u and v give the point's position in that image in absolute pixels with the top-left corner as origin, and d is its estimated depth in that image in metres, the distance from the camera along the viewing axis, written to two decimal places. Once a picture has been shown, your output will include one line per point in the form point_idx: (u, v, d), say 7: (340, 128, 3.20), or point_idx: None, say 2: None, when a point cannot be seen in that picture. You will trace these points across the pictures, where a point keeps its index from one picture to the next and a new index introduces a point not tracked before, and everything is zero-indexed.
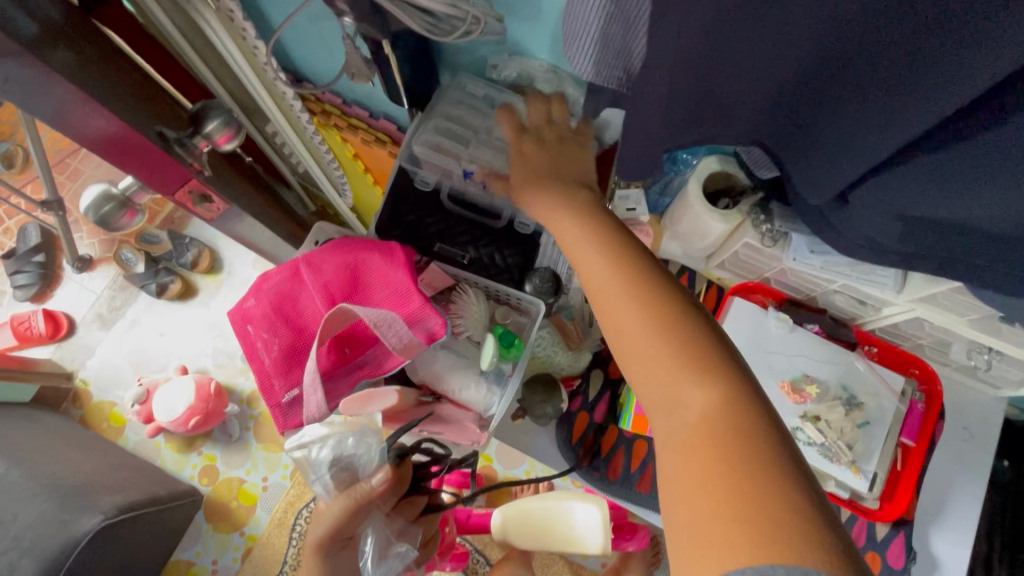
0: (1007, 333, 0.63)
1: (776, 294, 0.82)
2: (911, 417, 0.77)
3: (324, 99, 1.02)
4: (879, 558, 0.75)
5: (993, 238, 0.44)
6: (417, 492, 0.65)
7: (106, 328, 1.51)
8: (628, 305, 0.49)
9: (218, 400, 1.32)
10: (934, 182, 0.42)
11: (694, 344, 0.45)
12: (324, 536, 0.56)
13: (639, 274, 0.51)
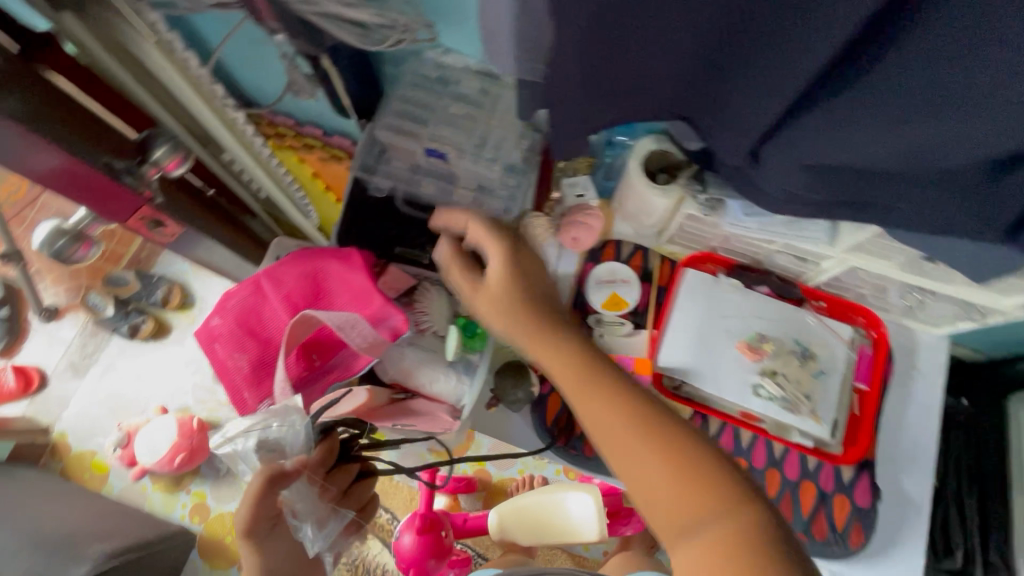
0: (931, 271, 0.69)
1: (725, 262, 0.86)
2: (861, 362, 0.82)
3: (277, 122, 1.03)
4: (847, 500, 0.77)
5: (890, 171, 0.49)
6: (350, 461, 0.64)
7: (80, 376, 1.49)
8: (641, 447, 0.51)
9: (202, 436, 1.33)
10: (834, 124, 0.47)
11: (692, 461, 0.49)
12: (244, 522, 0.58)
13: (637, 410, 0.53)
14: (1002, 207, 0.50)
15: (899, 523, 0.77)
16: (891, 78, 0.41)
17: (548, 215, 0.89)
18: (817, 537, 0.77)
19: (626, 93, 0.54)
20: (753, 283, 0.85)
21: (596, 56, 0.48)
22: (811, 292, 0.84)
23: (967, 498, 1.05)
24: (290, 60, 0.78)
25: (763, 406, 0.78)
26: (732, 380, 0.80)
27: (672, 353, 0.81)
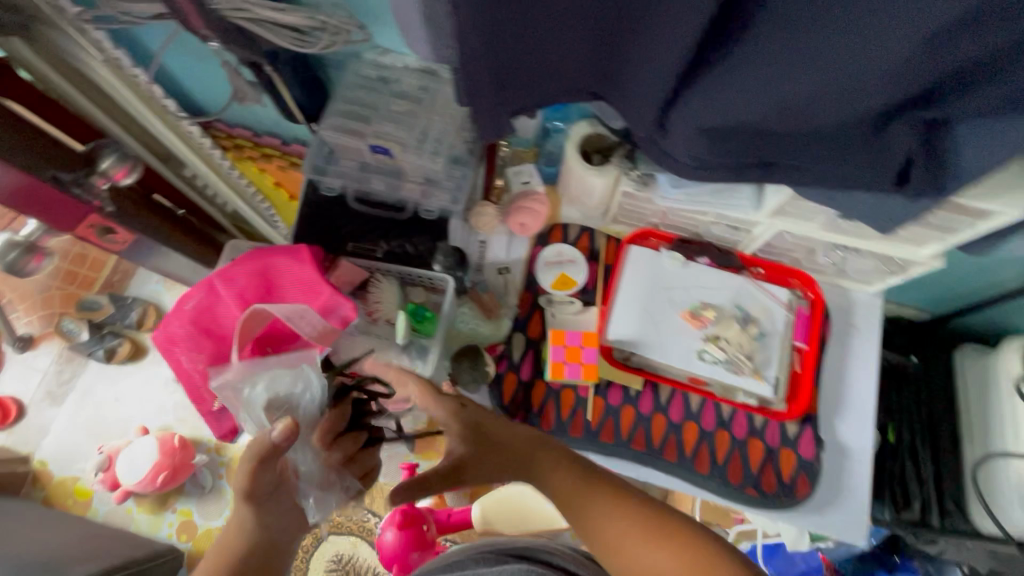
0: (847, 228, 0.73)
1: (666, 237, 0.90)
2: (799, 322, 0.86)
3: (235, 133, 1.04)
4: (793, 454, 0.81)
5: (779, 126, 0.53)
6: (359, 429, 0.66)
7: (58, 404, 1.49)
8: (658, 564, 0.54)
9: (184, 452, 1.34)
10: (721, 84, 0.51)
11: (688, 549, 0.54)
12: (243, 487, 0.54)
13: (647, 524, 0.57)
14: (885, 159, 0.55)
15: (841, 471, 0.82)
16: (761, 37, 0.47)
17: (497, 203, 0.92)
18: (767, 490, 0.80)
19: (537, 75, 0.58)
20: (695, 255, 0.89)
21: (500, 39, 0.53)
22: (749, 260, 0.89)
23: (921, 451, 1.10)
24: (233, 68, 0.81)
25: (707, 369, 0.82)
26: (676, 347, 0.84)
27: (620, 326, 0.85)
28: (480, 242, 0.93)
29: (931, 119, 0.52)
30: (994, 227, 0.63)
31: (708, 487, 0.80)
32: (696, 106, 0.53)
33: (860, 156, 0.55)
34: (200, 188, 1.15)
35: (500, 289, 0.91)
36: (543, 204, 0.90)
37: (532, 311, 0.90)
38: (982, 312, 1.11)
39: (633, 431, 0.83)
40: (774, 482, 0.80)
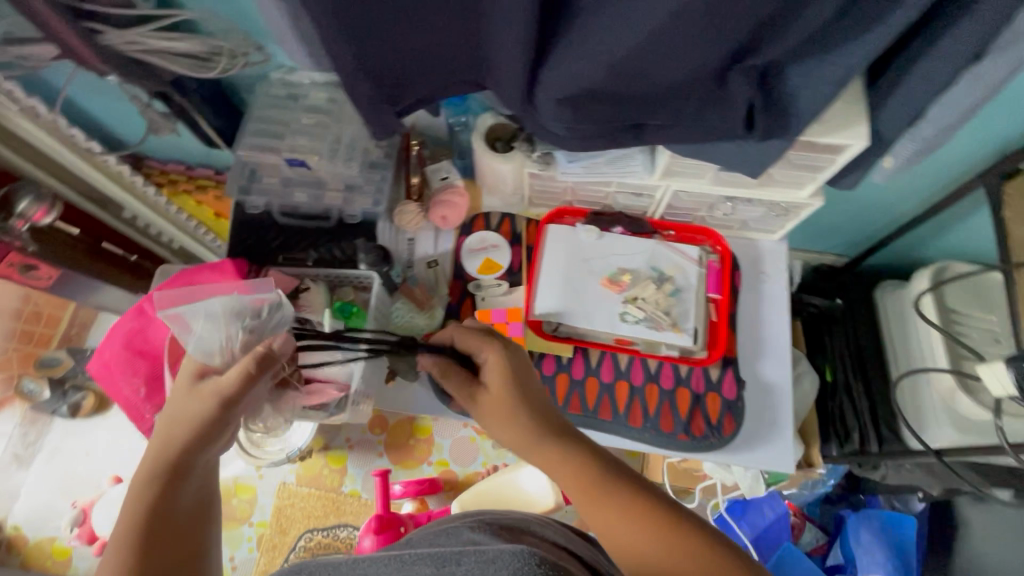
0: (730, 179, 0.80)
1: (580, 213, 0.95)
2: (711, 275, 0.92)
3: (170, 170, 1.09)
4: (718, 396, 0.86)
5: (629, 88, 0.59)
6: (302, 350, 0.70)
7: (26, 466, 1.48)
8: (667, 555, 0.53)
9: None
10: (567, 57, 0.56)
11: (669, 526, 0.55)
12: (230, 390, 0.60)
13: (660, 521, 0.55)
14: (730, 108, 0.61)
15: (767, 406, 0.87)
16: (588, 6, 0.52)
17: (419, 201, 0.96)
18: (697, 434, 0.85)
19: (413, 74, 0.63)
20: (609, 225, 0.94)
21: (366, 45, 0.58)
22: (659, 223, 0.95)
23: (855, 385, 1.17)
24: (142, 101, 0.84)
25: (629, 329, 0.87)
26: (599, 313, 0.88)
27: (546, 300, 0.89)
28: (408, 239, 0.98)
29: (759, 66, 0.58)
30: (848, 159, 0.70)
31: (644, 438, 0.85)
32: (552, 81, 0.59)
33: (708, 108, 0.62)
34: (143, 229, 1.17)
35: (431, 280, 0.96)
36: (463, 197, 0.94)
37: (463, 297, 0.95)
38: (892, 246, 1.19)
39: (568, 396, 0.88)
40: (703, 425, 0.85)
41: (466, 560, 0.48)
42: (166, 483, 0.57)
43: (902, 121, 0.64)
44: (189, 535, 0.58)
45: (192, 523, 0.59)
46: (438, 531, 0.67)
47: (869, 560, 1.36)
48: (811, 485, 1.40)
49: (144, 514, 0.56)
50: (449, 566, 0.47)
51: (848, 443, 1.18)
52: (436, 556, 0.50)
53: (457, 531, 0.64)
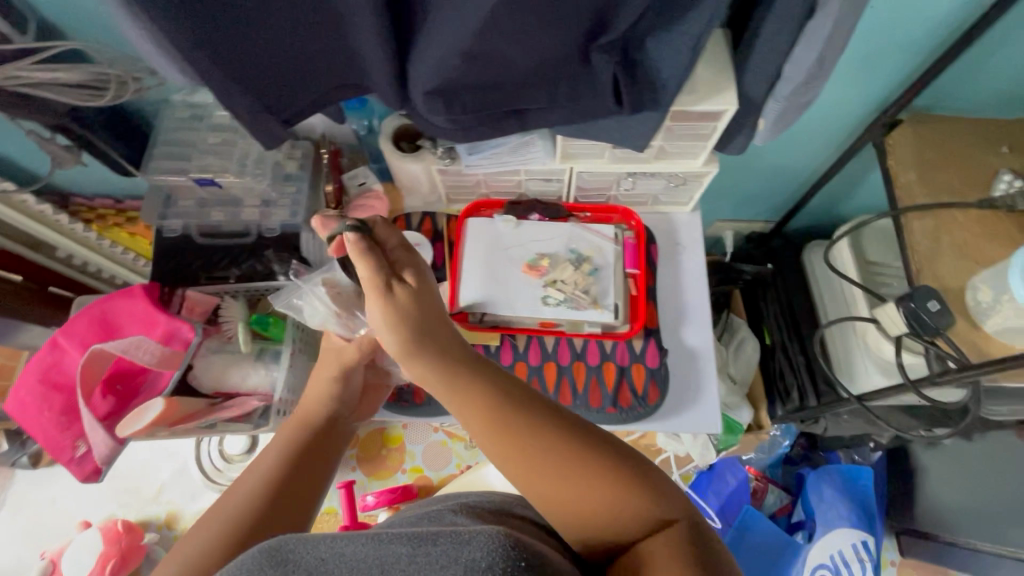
0: (626, 156, 0.82)
1: (496, 204, 0.97)
2: (628, 250, 0.94)
3: (98, 206, 1.12)
4: (642, 367, 0.89)
5: (496, 71, 0.60)
6: None
7: None
8: (558, 476, 0.51)
9: (129, 536, 1.51)
10: (425, 51, 0.57)
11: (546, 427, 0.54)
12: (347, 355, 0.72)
13: (538, 425, 0.54)
14: (598, 85, 0.64)
15: (691, 370, 0.90)
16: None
17: (338, 208, 0.97)
18: (624, 405, 0.88)
19: (288, 81, 0.65)
20: (526, 213, 0.95)
21: (231, 61, 0.60)
22: (574, 207, 0.97)
23: (791, 344, 1.22)
24: (44, 137, 0.84)
25: (553, 311, 0.88)
26: (522, 299, 0.89)
27: (469, 291, 0.90)
28: None
29: (616, 42, 0.61)
30: (727, 124, 0.73)
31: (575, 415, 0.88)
32: (418, 74, 0.60)
33: (579, 86, 0.65)
34: (76, 263, 1.24)
35: None
36: (380, 200, 0.97)
37: None
38: (812, 205, 1.23)
39: None
40: (630, 396, 0.88)
41: (444, 540, 0.34)
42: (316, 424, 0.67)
43: (765, 81, 0.67)
44: (316, 469, 0.63)
45: (326, 460, 0.65)
46: (421, 514, 0.62)
47: (833, 513, 1.38)
48: (768, 448, 1.49)
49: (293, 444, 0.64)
50: (423, 547, 0.34)
51: (790, 400, 1.22)
52: (411, 532, 0.35)
53: (440, 514, 0.60)
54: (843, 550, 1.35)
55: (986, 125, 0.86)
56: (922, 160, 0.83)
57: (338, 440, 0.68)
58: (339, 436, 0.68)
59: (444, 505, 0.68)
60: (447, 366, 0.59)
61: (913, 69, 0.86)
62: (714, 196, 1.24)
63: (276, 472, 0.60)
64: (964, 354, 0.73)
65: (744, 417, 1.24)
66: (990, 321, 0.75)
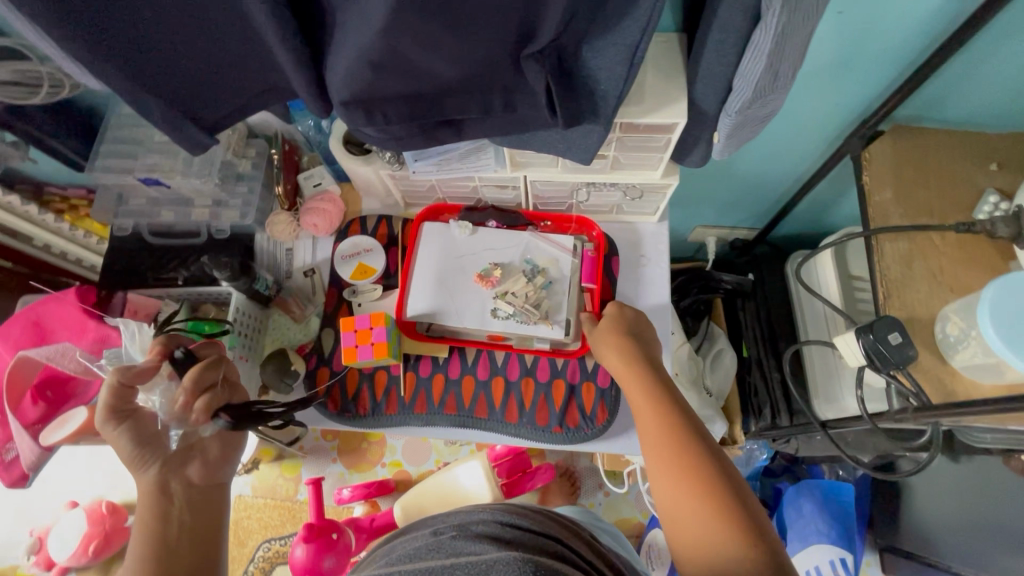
0: (579, 166, 0.78)
1: (454, 209, 0.93)
2: (586, 264, 0.88)
3: (70, 195, 1.15)
4: (592, 384, 0.86)
5: (415, 77, 0.56)
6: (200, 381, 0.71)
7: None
8: (686, 478, 0.61)
9: (113, 518, 1.55)
10: (338, 58, 0.54)
11: (685, 437, 0.65)
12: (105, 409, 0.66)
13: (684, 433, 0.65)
14: (532, 95, 0.60)
15: None
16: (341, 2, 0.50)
17: (292, 210, 0.95)
18: (571, 425, 0.85)
19: (203, 87, 0.61)
20: (486, 219, 0.91)
21: (140, 65, 0.56)
22: (534, 216, 0.93)
23: (766, 358, 1.17)
24: None
25: (500, 325, 0.84)
26: (469, 311, 0.85)
27: (418, 300, 0.87)
28: (287, 250, 0.97)
29: (547, 51, 0.55)
30: (680, 136, 0.69)
31: (521, 433, 0.86)
32: (335, 84, 0.56)
33: (513, 95, 0.60)
34: (53, 251, 1.25)
35: (305, 291, 0.94)
36: (334, 203, 0.94)
37: (338, 305, 0.93)
38: (798, 213, 1.17)
39: (445, 396, 0.87)
40: (578, 416, 0.86)
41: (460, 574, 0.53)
42: (158, 510, 0.63)
43: (717, 95, 0.62)
44: (196, 539, 0.63)
45: (203, 526, 0.64)
46: (415, 545, 0.62)
47: (810, 529, 1.35)
48: (745, 460, 1.44)
49: (146, 544, 0.61)
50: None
51: (763, 417, 1.17)
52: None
53: (443, 543, 0.60)
54: (820, 566, 1.33)
55: (974, 139, 0.79)
56: (902, 177, 0.77)
57: (190, 511, 0.65)
58: (191, 505, 0.65)
59: (423, 531, 0.68)
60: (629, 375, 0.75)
61: (899, 76, 0.79)
62: (695, 202, 1.18)
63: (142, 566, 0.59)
64: (924, 391, 0.69)
65: (719, 431, 1.19)
66: (958, 356, 0.70)
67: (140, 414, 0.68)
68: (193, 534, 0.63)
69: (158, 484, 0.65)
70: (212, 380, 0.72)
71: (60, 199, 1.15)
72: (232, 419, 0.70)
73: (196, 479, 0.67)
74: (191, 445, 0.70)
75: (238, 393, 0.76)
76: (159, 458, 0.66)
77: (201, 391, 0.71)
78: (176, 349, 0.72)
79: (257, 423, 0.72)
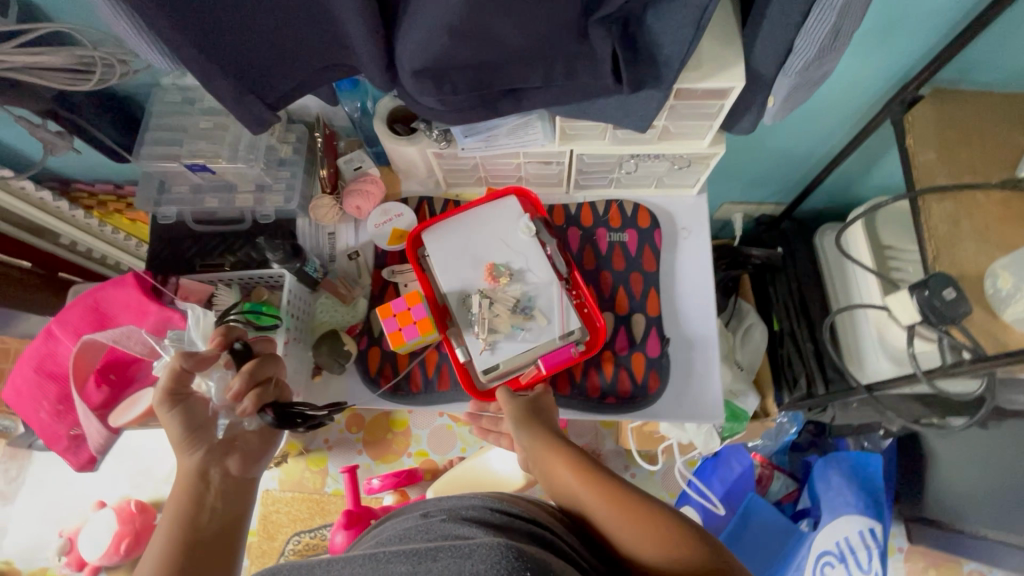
0: (630, 137, 0.79)
1: (539, 211, 0.90)
2: (561, 352, 0.83)
3: (98, 192, 1.16)
4: (640, 355, 0.88)
5: (485, 46, 0.57)
6: (255, 375, 0.72)
7: (10, 501, 1.65)
8: (622, 519, 0.60)
9: (142, 516, 1.55)
10: (414, 27, 0.55)
11: (603, 484, 0.64)
12: (164, 388, 0.68)
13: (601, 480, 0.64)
14: (596, 63, 0.60)
15: (690, 359, 0.88)
16: None
17: (334, 194, 0.95)
18: (623, 394, 0.86)
19: (271, 64, 0.62)
20: (548, 240, 0.87)
21: (214, 40, 0.57)
22: (578, 277, 0.88)
23: (801, 330, 1.18)
24: (32, 123, 0.82)
25: (462, 309, 0.84)
26: (458, 283, 0.85)
27: (439, 251, 0.87)
28: (329, 234, 0.97)
29: (616, 16, 0.57)
30: (734, 102, 0.70)
31: (572, 405, 0.86)
32: (405, 53, 0.57)
33: (575, 64, 0.61)
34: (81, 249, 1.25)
35: (350, 273, 0.95)
36: (376, 184, 0.93)
37: (384, 287, 0.93)
38: (826, 187, 1.19)
39: None
40: (630, 384, 0.87)
41: (443, 556, 0.48)
42: (193, 495, 0.65)
43: (776, 57, 0.63)
44: (222, 535, 0.64)
45: (231, 527, 0.65)
46: (405, 526, 0.63)
47: (839, 500, 1.35)
48: (775, 435, 1.45)
49: (179, 529, 0.62)
50: (426, 563, 0.47)
51: (798, 388, 1.18)
52: (411, 552, 0.49)
53: (432, 525, 0.60)
54: (849, 536, 1.32)
55: (1011, 100, 0.81)
56: (943, 139, 0.79)
57: (223, 498, 0.66)
58: (224, 495, 0.67)
59: (413, 513, 0.69)
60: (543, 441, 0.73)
61: (937, 40, 0.81)
62: (724, 178, 1.19)
63: (174, 545, 0.61)
64: (980, 345, 0.70)
65: (751, 404, 1.21)
66: (1009, 309, 0.71)
67: (191, 398, 0.70)
68: (224, 521, 0.65)
69: (199, 470, 0.66)
70: (266, 375, 0.73)
71: (91, 195, 1.16)
72: (275, 417, 0.72)
73: (234, 473, 0.69)
74: (234, 437, 0.71)
75: (286, 393, 0.77)
76: (204, 443, 0.69)
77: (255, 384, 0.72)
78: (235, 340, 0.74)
79: (293, 426, 0.73)
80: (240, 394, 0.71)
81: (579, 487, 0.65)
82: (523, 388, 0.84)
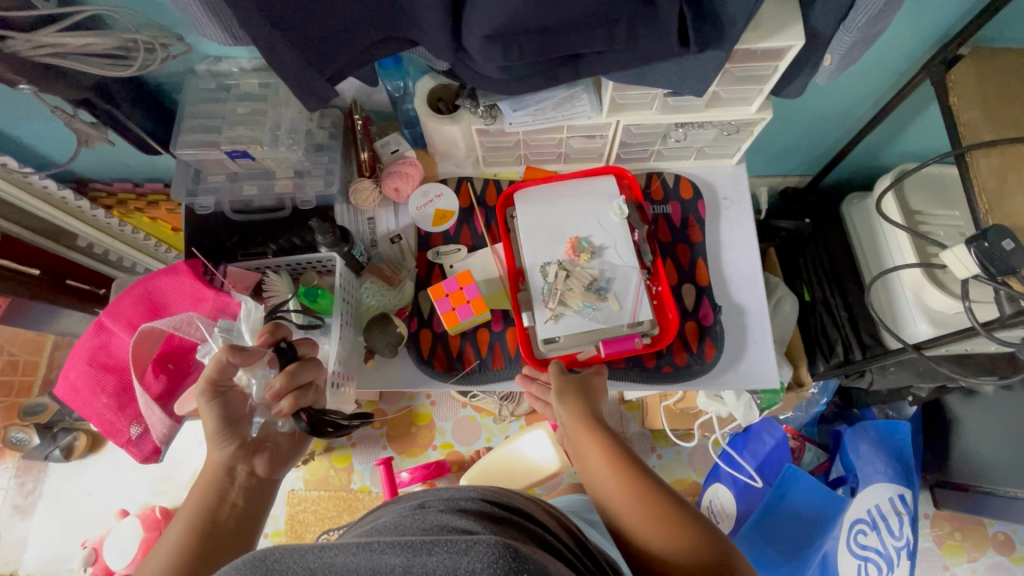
0: (679, 105, 0.79)
1: (636, 195, 0.91)
2: (624, 341, 0.83)
3: (117, 190, 1.14)
4: (696, 324, 0.89)
5: (555, 6, 0.57)
6: (299, 379, 0.68)
7: (27, 515, 1.60)
8: (641, 510, 0.60)
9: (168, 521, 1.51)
10: None
11: (632, 472, 0.64)
12: (206, 377, 0.65)
13: (630, 467, 0.64)
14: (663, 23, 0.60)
15: (742, 326, 0.89)
16: None
17: (373, 177, 0.94)
18: (680, 362, 0.87)
19: (334, 32, 0.60)
20: (636, 226, 0.87)
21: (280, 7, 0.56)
22: (660, 268, 0.88)
23: (833, 299, 1.19)
24: (67, 113, 0.80)
25: (537, 276, 0.84)
26: (537, 250, 0.86)
27: (526, 218, 0.87)
28: (369, 219, 0.96)
29: None
30: (790, 62, 0.70)
31: (628, 377, 0.87)
32: (476, 17, 0.57)
33: (640, 26, 0.60)
34: (98, 251, 1.22)
35: (395, 255, 0.94)
36: (416, 166, 0.92)
37: (429, 269, 0.93)
38: (852, 156, 1.20)
39: None
40: (685, 353, 0.88)
41: (439, 550, 0.39)
42: (217, 489, 0.65)
43: (837, 14, 0.63)
44: (239, 533, 0.64)
45: (244, 529, 0.64)
46: (398, 517, 0.58)
47: (871, 469, 1.35)
48: (806, 406, 1.47)
49: (201, 520, 0.62)
50: (420, 557, 0.39)
51: (834, 355, 1.20)
52: (405, 542, 0.40)
53: (428, 519, 0.54)
54: (880, 504, 1.33)
55: None
56: (988, 95, 0.80)
57: (245, 497, 0.66)
58: (247, 493, 0.66)
59: (407, 503, 0.64)
60: (578, 416, 0.72)
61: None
62: (752, 152, 1.20)
63: (191, 539, 0.61)
64: None
65: (785, 375, 1.19)
66: None
67: (230, 390, 0.68)
68: (243, 519, 0.65)
69: (226, 466, 0.66)
70: (307, 378, 0.69)
71: (111, 194, 1.14)
72: (308, 422, 0.70)
73: (260, 473, 0.68)
74: (266, 436, 0.70)
75: (322, 397, 0.74)
76: (238, 437, 0.67)
77: (295, 389, 0.68)
78: (281, 338, 0.70)
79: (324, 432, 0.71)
80: (278, 396, 0.67)
81: (604, 470, 0.65)
82: (573, 366, 0.84)
